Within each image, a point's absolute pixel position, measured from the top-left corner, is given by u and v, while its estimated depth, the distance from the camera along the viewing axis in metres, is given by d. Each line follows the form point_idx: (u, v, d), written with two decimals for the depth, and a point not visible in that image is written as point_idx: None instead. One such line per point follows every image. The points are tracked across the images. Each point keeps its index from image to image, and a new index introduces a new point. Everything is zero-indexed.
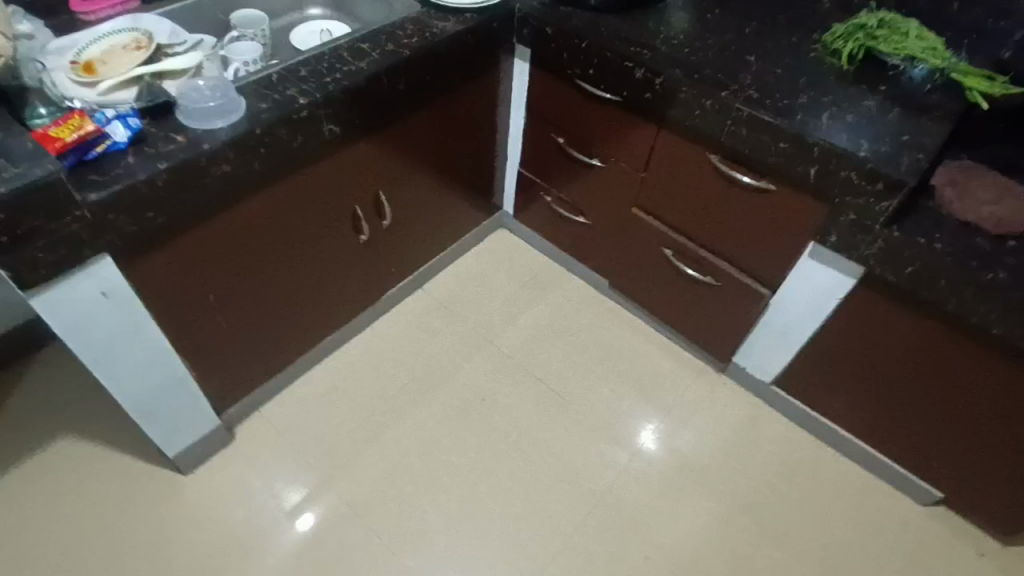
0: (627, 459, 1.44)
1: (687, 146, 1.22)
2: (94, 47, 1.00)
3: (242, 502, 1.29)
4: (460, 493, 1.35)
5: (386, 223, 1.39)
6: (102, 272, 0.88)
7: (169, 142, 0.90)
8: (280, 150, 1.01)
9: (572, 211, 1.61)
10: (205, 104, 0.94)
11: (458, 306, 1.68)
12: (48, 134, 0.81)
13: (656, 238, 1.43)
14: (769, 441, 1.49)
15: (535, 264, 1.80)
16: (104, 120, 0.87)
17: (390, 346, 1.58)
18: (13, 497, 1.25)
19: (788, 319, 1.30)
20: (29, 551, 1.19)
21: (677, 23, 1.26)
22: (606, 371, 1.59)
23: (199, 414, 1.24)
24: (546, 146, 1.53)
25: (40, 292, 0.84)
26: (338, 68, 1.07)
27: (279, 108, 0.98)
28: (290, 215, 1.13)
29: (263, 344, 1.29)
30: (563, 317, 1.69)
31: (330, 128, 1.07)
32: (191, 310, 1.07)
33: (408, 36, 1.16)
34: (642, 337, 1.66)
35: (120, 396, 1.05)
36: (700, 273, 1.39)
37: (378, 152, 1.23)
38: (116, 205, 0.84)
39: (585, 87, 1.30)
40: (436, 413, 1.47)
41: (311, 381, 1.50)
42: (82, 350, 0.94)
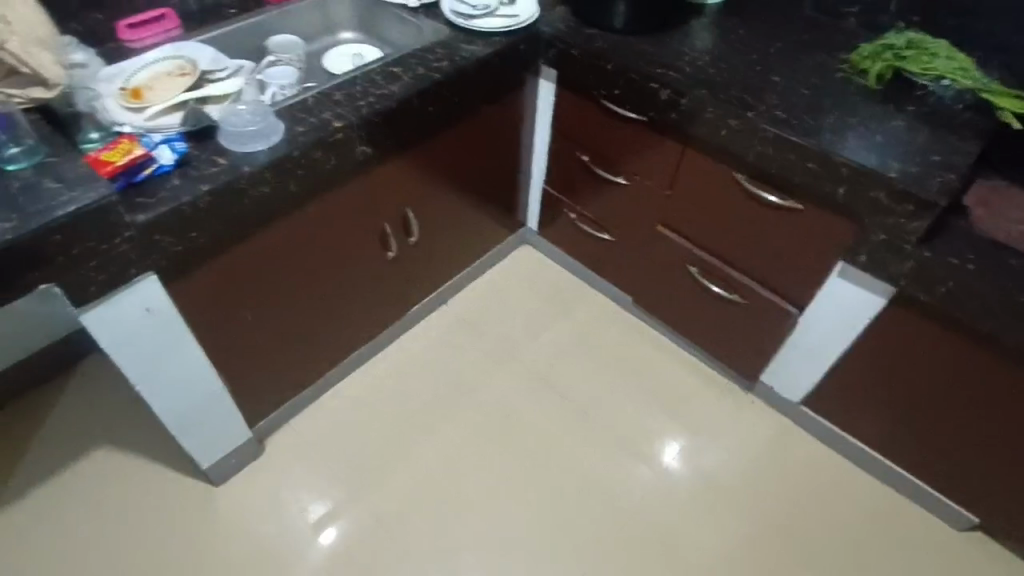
0: (654, 478, 1.43)
1: (712, 165, 1.23)
2: (141, 74, 1.05)
3: (272, 515, 1.31)
4: (486, 509, 1.36)
5: (414, 240, 1.42)
6: (147, 289, 0.92)
7: (212, 165, 0.93)
8: (316, 171, 1.04)
9: (596, 228, 1.62)
10: (244, 128, 0.98)
11: (483, 322, 1.70)
12: (100, 159, 0.85)
13: (681, 256, 1.44)
14: (797, 460, 1.47)
15: (559, 280, 1.82)
16: (152, 144, 0.92)
17: (416, 361, 1.60)
18: (54, 506, 1.29)
19: (815, 338, 1.30)
20: (68, 560, 1.22)
21: (702, 44, 1.27)
22: (630, 388, 1.59)
23: (232, 427, 1.27)
24: (571, 164, 1.55)
25: (90, 309, 0.87)
26: (371, 91, 1.11)
27: (315, 131, 1.01)
28: (323, 233, 1.17)
29: (294, 358, 1.32)
30: (588, 333, 1.69)
31: (363, 149, 1.11)
32: (227, 326, 1.10)
33: (438, 60, 1.19)
34: (667, 354, 1.66)
35: (160, 410, 1.09)
36: (726, 290, 1.39)
37: (407, 171, 1.26)
38: (162, 226, 0.87)
39: (611, 107, 1.32)
40: (461, 429, 1.48)
41: (339, 394, 1.53)
42: (125, 365, 0.97)
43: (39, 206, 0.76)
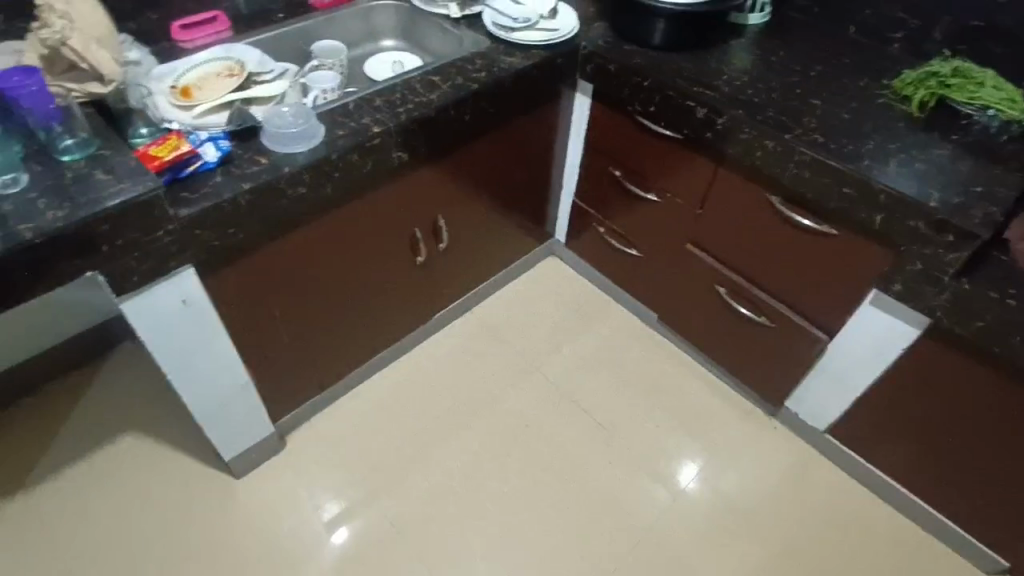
0: (672, 499, 1.41)
1: (746, 186, 1.22)
2: (192, 73, 1.09)
3: (289, 511, 1.33)
4: (499, 519, 1.35)
5: (443, 247, 1.44)
6: (184, 281, 0.94)
7: (253, 164, 0.96)
8: (352, 174, 1.06)
9: (624, 242, 1.62)
10: (287, 130, 1.00)
11: (506, 332, 1.70)
12: (149, 153, 0.88)
13: (710, 275, 1.42)
14: (820, 491, 1.44)
15: (585, 294, 1.81)
16: (198, 141, 0.95)
17: (438, 367, 1.61)
18: (80, 487, 1.32)
19: (844, 366, 1.27)
20: (91, 540, 1.25)
21: (741, 64, 1.27)
22: (652, 406, 1.57)
23: (256, 420, 1.29)
24: (602, 178, 1.55)
25: (129, 298, 0.90)
26: (410, 98, 1.13)
27: (354, 135, 1.03)
28: (355, 235, 1.19)
29: (320, 356, 1.34)
30: (611, 348, 1.69)
31: (399, 155, 1.12)
32: (258, 321, 1.12)
33: (476, 70, 1.21)
34: (690, 374, 1.65)
35: (188, 400, 1.11)
36: (754, 313, 1.37)
37: (440, 178, 1.27)
38: (203, 221, 0.90)
39: (646, 123, 1.32)
40: (479, 437, 1.48)
41: (361, 394, 1.54)
42: (158, 354, 1.00)
43: (88, 196, 0.79)
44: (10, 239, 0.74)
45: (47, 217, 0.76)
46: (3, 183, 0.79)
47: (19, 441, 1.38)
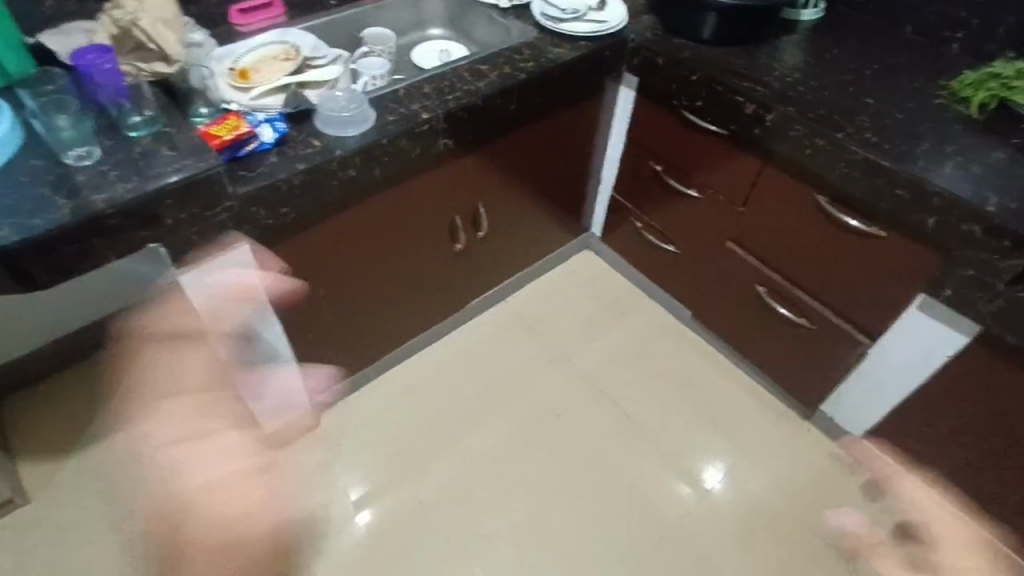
0: (699, 496, 1.41)
1: (792, 184, 1.20)
2: (250, 56, 1.12)
3: (324, 485, 1.37)
4: (528, 505, 1.37)
5: (482, 235, 1.45)
6: (238, 257, 0.98)
7: (307, 146, 0.99)
8: (400, 159, 1.08)
9: (661, 238, 1.61)
10: (340, 113, 1.02)
11: (538, 322, 1.72)
12: (210, 132, 0.92)
13: (749, 274, 1.41)
14: (853, 497, 1.42)
15: (618, 288, 1.81)
16: (255, 122, 0.98)
17: (471, 353, 1.63)
18: (128, 451, 1.38)
19: (884, 370, 1.25)
20: (137, 503, 1.30)
21: (792, 60, 1.25)
22: (684, 402, 1.57)
23: (296, 396, 1.33)
24: (642, 172, 1.54)
25: (187, 270, 0.93)
26: (459, 86, 1.14)
27: (405, 121, 1.05)
28: (399, 219, 1.21)
29: (358, 337, 1.37)
30: (643, 343, 1.69)
31: (445, 142, 1.14)
32: (303, 299, 1.15)
33: (525, 60, 1.21)
34: (722, 373, 1.63)
35: (235, 373, 1.15)
36: (793, 313, 1.36)
37: (482, 166, 1.28)
38: (259, 199, 0.93)
39: (691, 118, 1.31)
40: (510, 424, 1.50)
41: (394, 378, 1.57)
42: (210, 327, 1.04)
43: (155, 171, 0.83)
44: (84, 209, 0.78)
45: (118, 190, 0.81)
46: (78, 156, 0.84)
47: (71, 405, 1.44)
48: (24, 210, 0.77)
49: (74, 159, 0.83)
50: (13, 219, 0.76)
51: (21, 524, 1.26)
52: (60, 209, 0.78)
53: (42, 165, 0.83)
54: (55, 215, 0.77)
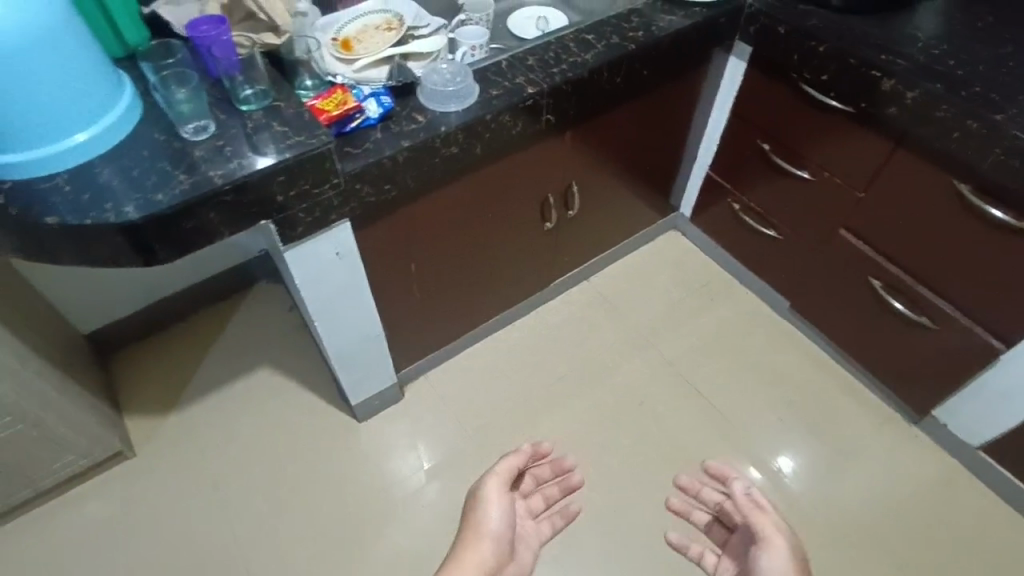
0: (773, 487, 1.36)
1: (929, 170, 1.08)
2: (352, 25, 1.08)
3: (406, 457, 1.39)
4: (609, 492, 1.35)
5: (572, 213, 1.40)
6: (341, 234, 0.97)
7: (412, 122, 0.96)
8: (502, 135, 1.04)
9: (763, 222, 1.51)
10: (444, 87, 0.98)
11: (622, 305, 1.66)
12: (317, 107, 0.90)
13: (863, 265, 1.30)
14: (962, 509, 1.32)
15: (707, 272, 1.73)
16: (361, 96, 0.95)
17: (552, 334, 1.60)
18: (221, 412, 1.43)
19: (1019, 380, 1.13)
20: (233, 461, 1.36)
21: (934, 29, 1.11)
22: (775, 398, 1.49)
23: (383, 370, 1.33)
24: (746, 151, 1.43)
25: (294, 245, 0.93)
26: (564, 58, 1.08)
27: (509, 95, 1.01)
28: (492, 197, 1.17)
29: (445, 314, 1.36)
30: (733, 332, 1.61)
31: (548, 118, 1.09)
32: (397, 276, 1.15)
33: (633, 29, 1.13)
34: (821, 369, 1.54)
35: (329, 346, 1.16)
36: (913, 311, 1.24)
37: (579, 142, 1.22)
38: (364, 176, 0.91)
39: (812, 94, 1.20)
40: (592, 408, 1.47)
41: (476, 352, 1.57)
42: (310, 301, 1.04)
43: (268, 146, 0.82)
44: (202, 186, 0.78)
45: (233, 165, 0.80)
46: (194, 130, 0.84)
47: (171, 365, 1.50)
48: (148, 186, 0.78)
49: (191, 133, 0.84)
50: (139, 194, 0.77)
51: (130, 476, 1.33)
52: (179, 184, 0.78)
53: (163, 139, 0.83)
54: (176, 191, 0.77)
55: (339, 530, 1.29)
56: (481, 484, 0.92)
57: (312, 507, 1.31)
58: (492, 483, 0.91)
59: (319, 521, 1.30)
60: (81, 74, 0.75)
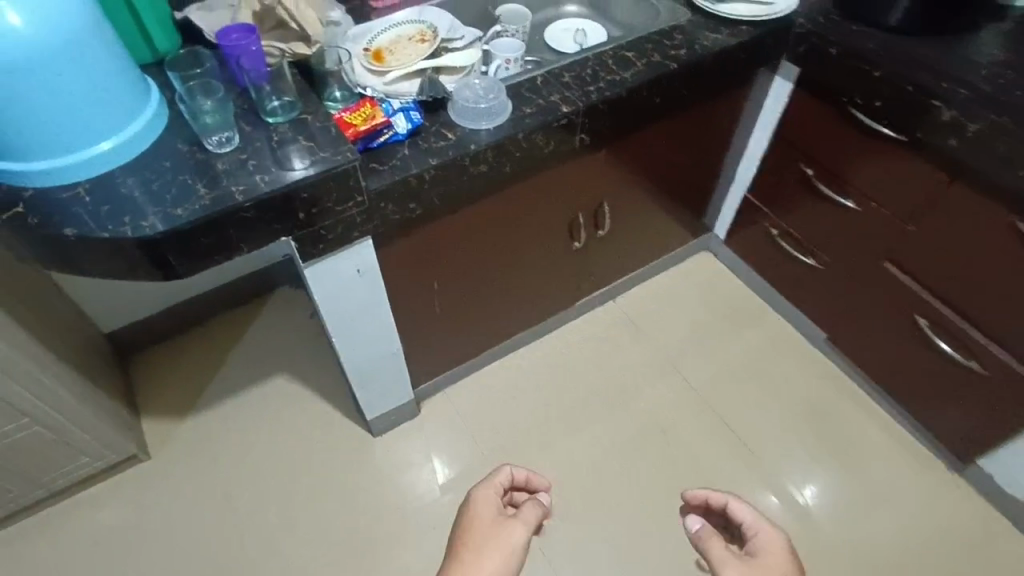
0: (793, 519, 1.30)
1: (988, 206, 1.01)
2: (385, 35, 1.05)
3: (419, 475, 1.35)
4: (625, 523, 1.30)
5: (601, 233, 1.35)
6: (362, 252, 0.94)
7: (440, 138, 0.92)
8: (534, 153, 1.00)
9: (801, 249, 1.44)
10: (476, 104, 0.95)
11: (648, 328, 1.60)
12: (344, 121, 0.87)
13: (908, 302, 1.23)
14: (1007, 567, 1.23)
15: (740, 297, 1.66)
16: (391, 110, 0.92)
17: (574, 354, 1.56)
18: (237, 418, 1.42)
19: None
20: (244, 468, 1.35)
21: (1001, 56, 1.04)
22: (806, 434, 1.42)
23: (399, 386, 1.30)
24: (788, 175, 1.37)
25: (314, 262, 0.90)
26: (601, 76, 1.03)
27: (543, 114, 0.97)
28: (520, 216, 1.13)
29: (466, 331, 1.32)
30: (764, 362, 1.54)
31: (581, 137, 1.04)
32: (418, 294, 1.12)
33: (676, 47, 1.08)
34: (857, 406, 1.46)
35: (345, 362, 1.13)
36: (960, 354, 1.17)
37: (614, 161, 1.17)
38: (389, 194, 0.88)
39: (863, 120, 1.14)
40: (612, 433, 1.42)
41: (496, 370, 1.53)
42: (328, 317, 1.01)
43: (293, 162, 0.80)
44: (222, 201, 0.75)
45: (256, 181, 0.78)
46: (219, 142, 0.82)
47: (189, 367, 1.50)
48: (168, 199, 0.76)
49: (215, 145, 0.81)
50: (158, 208, 0.75)
51: (143, 479, 1.32)
52: (199, 199, 0.76)
53: (186, 150, 0.81)
54: (195, 206, 0.75)
55: (346, 547, 1.26)
56: (502, 517, 0.73)
57: (320, 521, 1.29)
58: (516, 525, 0.72)
59: (326, 537, 1.27)
60: (104, 79, 0.74)
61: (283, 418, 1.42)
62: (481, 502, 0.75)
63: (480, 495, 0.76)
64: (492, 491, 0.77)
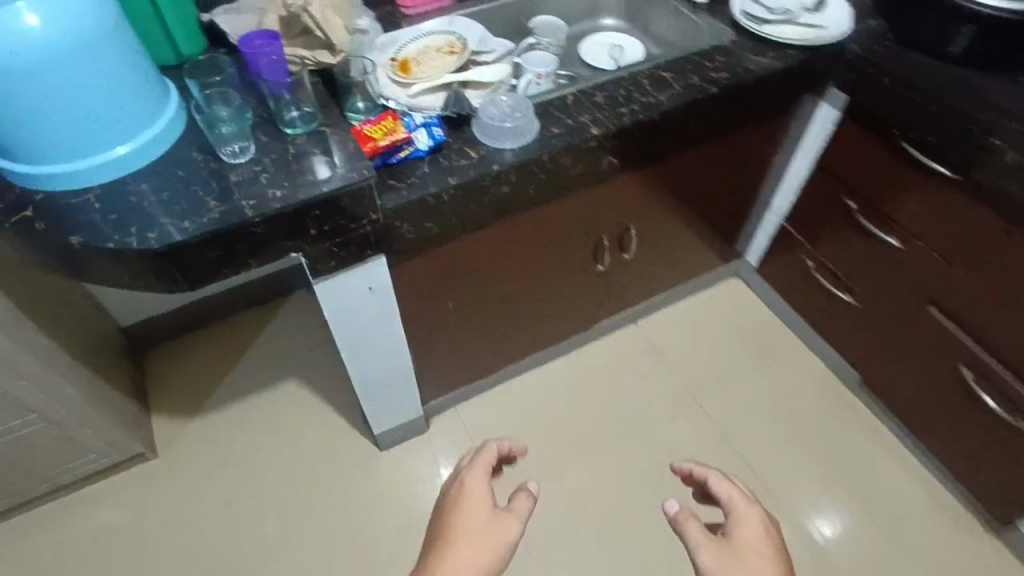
0: (807, 552, 1.26)
1: None
2: (412, 45, 1.02)
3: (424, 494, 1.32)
4: (633, 562, 1.25)
5: (626, 256, 1.30)
6: (375, 270, 0.91)
7: (462, 156, 0.89)
8: (559, 175, 0.96)
9: (838, 285, 1.37)
10: (502, 123, 0.91)
11: (669, 355, 1.54)
12: (364, 134, 0.85)
13: (952, 351, 1.15)
14: None
15: (769, 328, 1.59)
16: (413, 125, 0.88)
17: (591, 378, 1.51)
18: (246, 422, 1.41)
19: None
20: (250, 474, 1.33)
21: None
22: (831, 480, 1.35)
23: (409, 402, 1.27)
24: (829, 206, 1.30)
25: (324, 279, 0.87)
26: (635, 97, 0.98)
27: (571, 135, 0.92)
28: (542, 238, 1.09)
29: (480, 350, 1.28)
30: (791, 400, 1.47)
31: (610, 160, 1.00)
32: (432, 313, 1.09)
33: (716, 69, 1.03)
34: (888, 453, 1.38)
35: (354, 377, 1.11)
36: (1007, 411, 1.08)
37: (644, 185, 1.12)
38: (405, 213, 0.85)
39: (915, 155, 1.06)
40: (625, 465, 1.37)
41: (509, 389, 1.49)
42: (338, 334, 0.98)
43: (308, 178, 0.77)
44: (233, 215, 0.73)
45: (268, 195, 0.75)
46: (234, 152, 0.79)
47: (202, 366, 1.49)
48: (178, 210, 0.74)
49: (230, 155, 0.79)
50: (166, 220, 0.72)
51: (148, 477, 1.32)
52: (209, 212, 0.73)
53: (200, 159, 0.79)
54: (204, 219, 0.72)
55: (345, 564, 1.23)
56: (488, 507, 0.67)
57: (321, 535, 1.26)
58: (507, 520, 0.67)
59: (326, 552, 1.25)
60: (120, 84, 0.72)
61: (291, 425, 1.40)
62: (471, 485, 0.70)
63: (471, 479, 0.72)
64: (478, 468, 0.73)
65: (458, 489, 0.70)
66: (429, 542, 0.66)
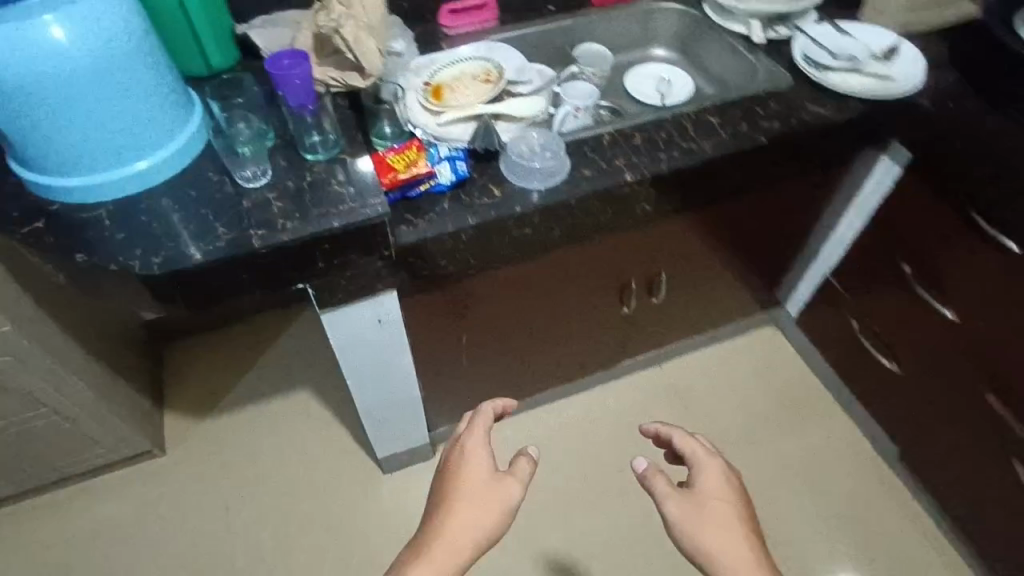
0: None
1: None
2: (448, 70, 0.99)
3: None
4: None
5: (655, 300, 1.23)
6: (385, 303, 0.87)
7: (485, 194, 0.84)
8: (587, 219, 0.91)
9: (881, 350, 1.25)
10: (530, 162, 0.87)
11: (693, 402, 1.47)
12: (385, 164, 0.81)
13: (1006, 443, 1.04)
14: None
15: (803, 385, 1.50)
16: (437, 157, 0.84)
17: (608, 418, 1.44)
18: (255, 428, 1.40)
19: None
20: (253, 482, 1.33)
21: None
22: (856, 560, 1.26)
23: (415, 428, 1.24)
24: (879, 266, 1.18)
25: (331, 309, 0.84)
26: (676, 142, 0.92)
27: (603, 179, 0.87)
28: (566, 278, 1.04)
29: (494, 384, 1.24)
30: (820, 466, 1.38)
31: (644, 206, 0.94)
32: (444, 347, 1.05)
33: (768, 117, 0.96)
34: (922, 537, 1.28)
35: (359, 402, 1.08)
36: None
37: (679, 232, 1.06)
38: (419, 249, 0.81)
39: (983, 224, 0.93)
40: (635, 515, 1.31)
41: (522, 421, 1.44)
42: (344, 361, 0.96)
43: (319, 210, 0.74)
44: (239, 244, 0.71)
45: (277, 225, 0.73)
46: (250, 176, 0.77)
47: (218, 367, 1.49)
48: (186, 234, 0.72)
49: (247, 179, 0.77)
50: (173, 243, 0.71)
51: (155, 475, 1.33)
52: (216, 238, 0.71)
53: (215, 180, 0.77)
54: (212, 246, 0.70)
55: None
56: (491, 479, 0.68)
57: (315, 553, 1.25)
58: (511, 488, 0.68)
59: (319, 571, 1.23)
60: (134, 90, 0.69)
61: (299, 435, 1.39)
62: (472, 456, 0.70)
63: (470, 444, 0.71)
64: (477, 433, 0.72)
65: (458, 453, 0.71)
66: (431, 503, 0.68)
